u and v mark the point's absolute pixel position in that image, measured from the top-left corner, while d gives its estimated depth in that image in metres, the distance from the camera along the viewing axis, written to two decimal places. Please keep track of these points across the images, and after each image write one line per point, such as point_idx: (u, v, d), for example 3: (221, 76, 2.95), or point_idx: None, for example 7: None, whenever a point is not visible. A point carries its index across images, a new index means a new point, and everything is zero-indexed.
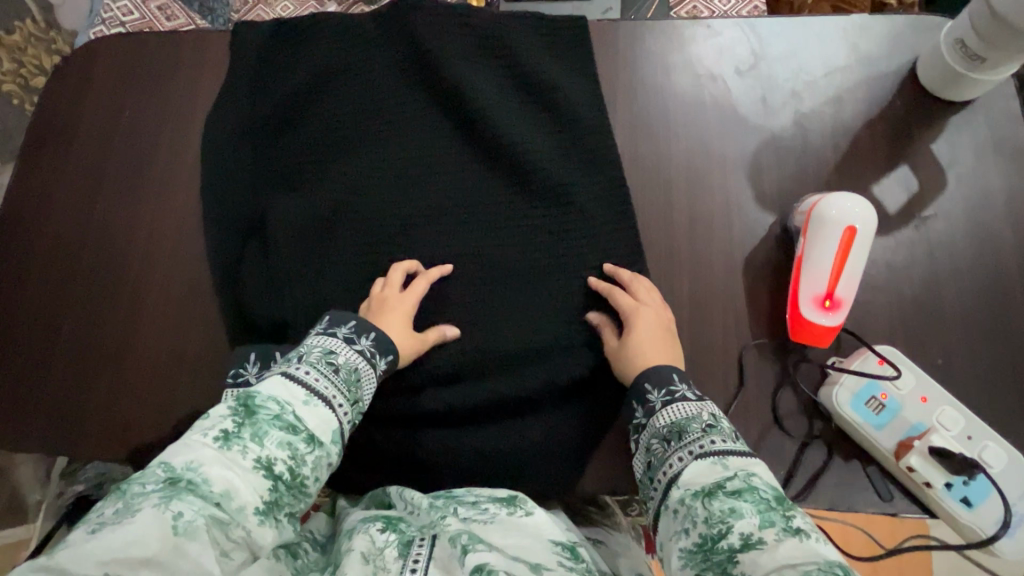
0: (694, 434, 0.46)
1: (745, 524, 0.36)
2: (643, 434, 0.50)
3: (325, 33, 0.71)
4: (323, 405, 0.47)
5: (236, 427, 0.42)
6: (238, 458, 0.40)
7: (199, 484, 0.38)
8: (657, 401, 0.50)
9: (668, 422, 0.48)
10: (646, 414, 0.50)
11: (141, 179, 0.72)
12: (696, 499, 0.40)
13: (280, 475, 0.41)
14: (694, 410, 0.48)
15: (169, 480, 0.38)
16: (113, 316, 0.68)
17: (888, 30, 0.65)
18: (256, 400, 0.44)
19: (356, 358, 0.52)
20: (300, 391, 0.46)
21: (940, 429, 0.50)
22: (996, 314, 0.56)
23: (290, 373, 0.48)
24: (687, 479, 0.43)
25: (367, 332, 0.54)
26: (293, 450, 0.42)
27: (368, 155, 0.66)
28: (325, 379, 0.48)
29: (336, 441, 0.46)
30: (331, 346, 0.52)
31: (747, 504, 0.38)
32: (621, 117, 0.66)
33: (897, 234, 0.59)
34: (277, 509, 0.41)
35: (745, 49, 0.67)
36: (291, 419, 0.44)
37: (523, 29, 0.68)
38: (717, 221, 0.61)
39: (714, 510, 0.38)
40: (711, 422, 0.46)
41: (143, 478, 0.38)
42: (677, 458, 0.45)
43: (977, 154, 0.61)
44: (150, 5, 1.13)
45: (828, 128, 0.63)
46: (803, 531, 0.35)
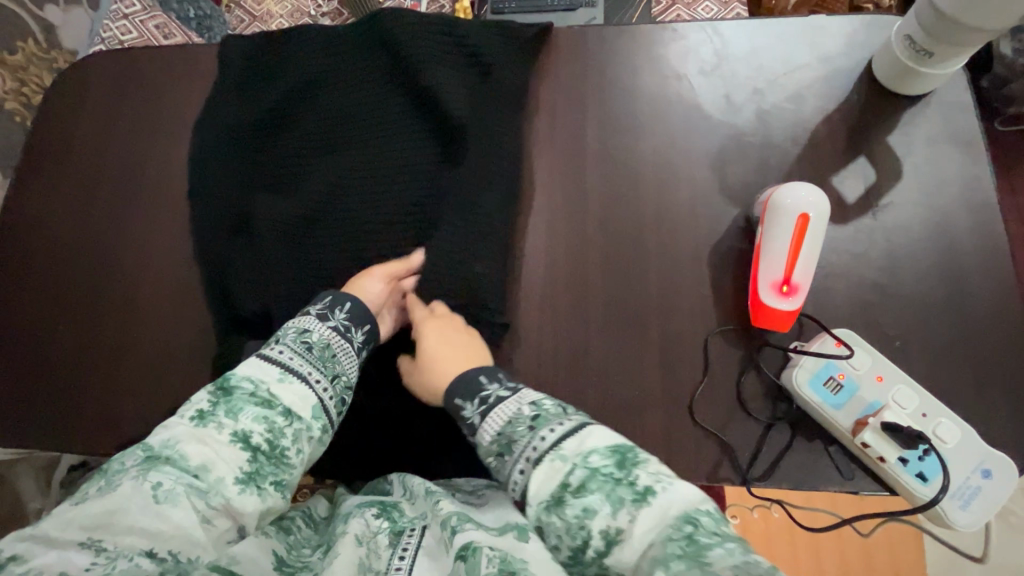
0: (523, 439, 0.48)
1: (600, 521, 0.41)
2: (479, 452, 0.51)
3: (309, 42, 0.75)
4: (298, 381, 0.50)
5: (211, 406, 0.46)
6: (213, 432, 0.44)
7: (176, 458, 0.42)
8: (476, 416, 0.52)
9: (496, 436, 0.50)
10: (473, 432, 0.52)
11: (134, 186, 0.75)
12: (551, 513, 0.43)
13: (259, 446, 0.45)
14: (515, 411, 0.50)
15: (147, 456, 0.42)
16: (108, 319, 0.70)
17: (844, 30, 0.68)
18: (232, 381, 0.48)
19: (330, 334, 0.55)
20: (274, 369, 0.50)
21: (894, 406, 0.52)
22: (952, 297, 0.58)
23: (266, 354, 0.52)
24: (535, 491, 0.45)
25: (341, 305, 0.57)
26: (269, 423, 0.46)
27: (348, 155, 0.69)
28: (298, 357, 0.52)
29: (317, 415, 0.50)
30: (305, 326, 0.55)
31: (595, 496, 0.42)
32: (591, 117, 0.69)
33: (856, 223, 0.61)
34: (259, 478, 0.44)
35: (708, 50, 0.70)
36: (266, 395, 0.48)
37: (491, 34, 0.71)
38: (683, 214, 0.64)
39: (569, 518, 0.42)
40: (532, 417, 0.49)
41: (122, 458, 0.42)
42: (518, 472, 0.47)
43: (930, 145, 0.63)
44: (148, 25, 1.18)
45: (789, 124, 0.66)
46: (646, 495, 0.41)
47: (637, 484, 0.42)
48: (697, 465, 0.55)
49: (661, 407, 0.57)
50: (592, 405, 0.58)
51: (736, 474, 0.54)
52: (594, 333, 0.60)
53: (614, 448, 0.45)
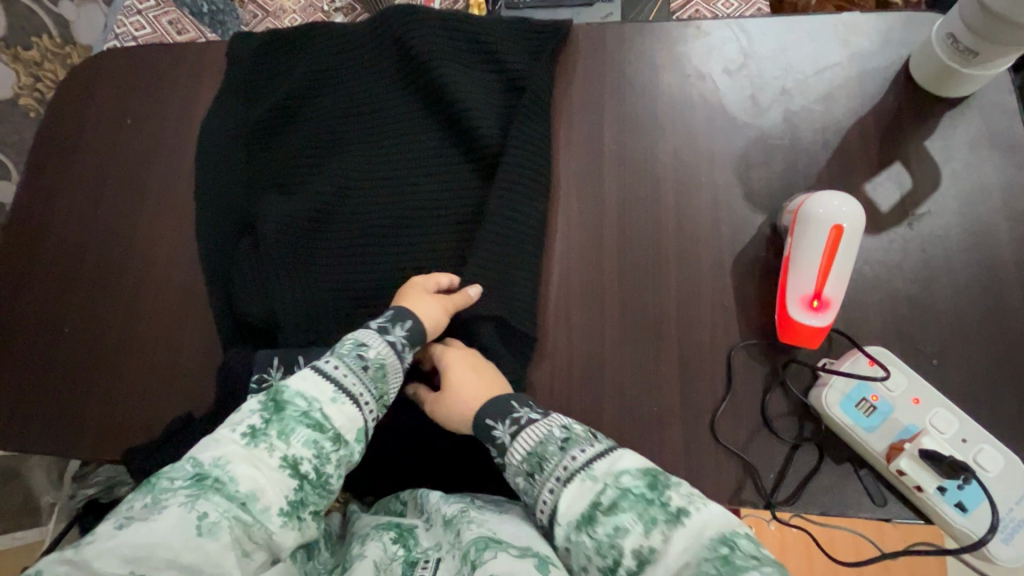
0: (553, 459, 0.47)
1: (633, 539, 0.40)
2: (507, 468, 0.50)
3: (320, 37, 0.73)
4: (350, 404, 0.48)
5: (263, 424, 0.45)
6: (264, 455, 0.43)
7: (225, 484, 0.41)
8: (504, 436, 0.50)
9: (524, 455, 0.49)
10: (501, 453, 0.51)
11: (141, 186, 0.74)
12: (581, 532, 0.43)
13: (306, 474, 0.44)
14: (545, 432, 0.49)
15: (196, 477, 0.41)
16: (113, 322, 0.69)
17: (879, 27, 0.64)
18: (285, 395, 0.47)
19: (386, 351, 0.52)
20: (329, 388, 0.48)
21: (932, 431, 0.49)
22: (995, 312, 0.54)
23: (320, 367, 0.49)
24: (564, 510, 0.44)
25: (402, 322, 0.54)
26: (318, 449, 0.45)
27: (357, 155, 0.68)
28: (353, 375, 0.49)
29: (361, 440, 0.48)
30: (363, 339, 0.53)
31: (626, 514, 0.41)
32: (610, 117, 0.66)
33: (890, 232, 0.58)
34: (302, 508, 0.43)
35: (734, 49, 0.67)
36: (318, 417, 0.46)
37: (506, 33, 0.69)
38: (705, 221, 0.61)
39: (601, 537, 0.41)
40: (563, 437, 0.48)
41: (171, 474, 0.41)
42: (547, 491, 0.46)
43: (972, 149, 0.59)
44: (161, 20, 1.19)
45: (819, 126, 0.62)
46: (681, 514, 0.40)
47: (671, 502, 0.41)
48: (718, 486, 0.52)
49: (680, 424, 0.54)
50: (608, 420, 0.55)
51: (760, 496, 0.51)
52: (610, 345, 0.58)
53: (646, 468, 0.44)
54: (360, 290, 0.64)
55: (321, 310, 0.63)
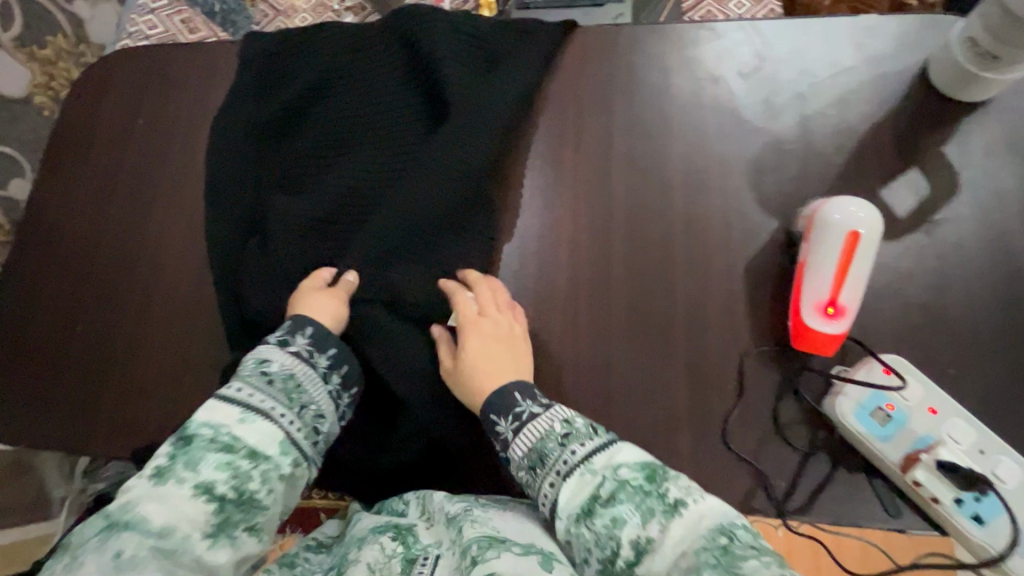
0: (554, 453, 0.48)
1: (631, 530, 0.40)
2: (511, 466, 0.51)
3: (326, 38, 0.73)
4: (261, 419, 0.48)
5: (169, 460, 0.44)
6: (173, 489, 0.42)
7: (136, 523, 0.39)
8: (508, 431, 0.51)
9: (526, 449, 0.49)
10: (504, 447, 0.51)
11: (153, 186, 0.74)
12: (581, 524, 0.43)
13: (225, 495, 0.43)
14: (547, 427, 0.49)
15: (106, 525, 0.39)
16: (124, 321, 0.69)
17: (896, 30, 0.64)
18: (190, 428, 0.46)
19: (291, 362, 0.53)
20: (234, 410, 0.48)
21: (948, 442, 0.48)
22: (1013, 321, 0.53)
23: (224, 394, 0.49)
24: (564, 503, 0.45)
25: (302, 330, 0.55)
26: (233, 470, 0.44)
27: (365, 154, 0.67)
28: (260, 392, 0.50)
29: (285, 452, 0.48)
30: (264, 355, 0.53)
31: (624, 506, 0.42)
32: (622, 120, 0.66)
33: (906, 238, 0.57)
34: (229, 527, 0.42)
35: (747, 52, 0.66)
36: (227, 438, 0.46)
37: (509, 37, 0.69)
38: (717, 226, 0.60)
39: (598, 530, 0.41)
40: (563, 431, 0.48)
41: (80, 531, 0.39)
42: (547, 484, 0.47)
43: (990, 155, 0.58)
44: (173, 19, 1.20)
45: (833, 130, 0.61)
46: (678, 505, 0.40)
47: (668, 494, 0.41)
48: (728, 494, 0.52)
49: (690, 430, 0.54)
50: (617, 426, 0.55)
51: (770, 505, 0.51)
52: (620, 350, 0.57)
53: (644, 464, 0.45)
54: None
55: None
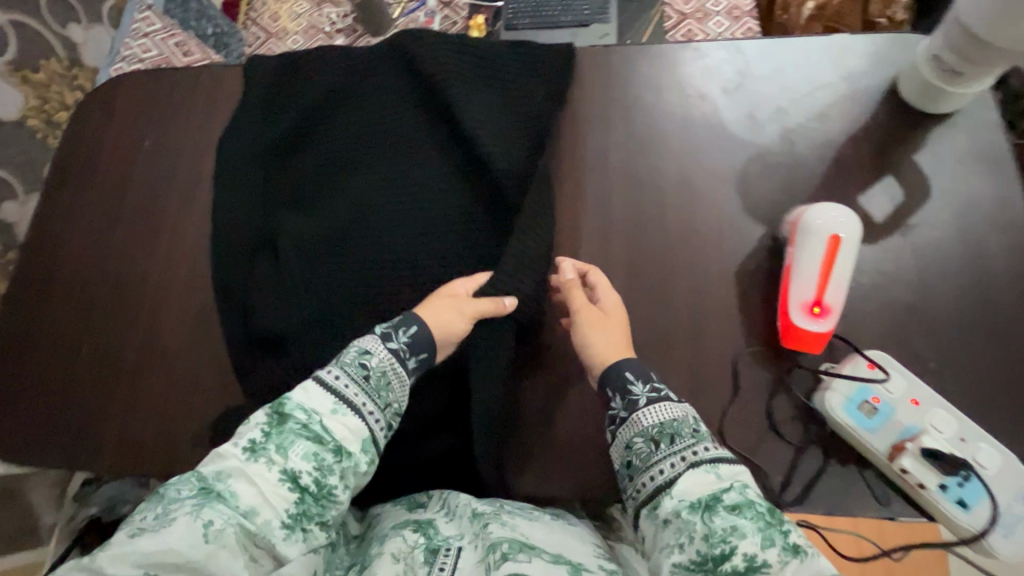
0: (685, 440, 0.47)
1: (749, 545, 0.39)
2: (626, 431, 0.50)
3: (329, 61, 0.76)
4: (352, 415, 0.49)
5: (264, 437, 0.46)
6: (263, 470, 0.44)
7: (228, 497, 0.42)
8: (640, 396, 0.51)
9: (654, 422, 0.49)
10: (627, 408, 0.51)
11: (159, 206, 0.76)
12: (695, 513, 0.43)
13: (307, 487, 0.45)
14: (677, 413, 0.49)
15: (202, 488, 0.42)
16: (132, 339, 0.70)
17: (869, 49, 0.68)
18: (288, 408, 0.48)
19: (389, 359, 0.54)
20: (328, 399, 0.49)
21: (932, 431, 0.51)
22: (985, 317, 0.57)
23: (322, 378, 0.51)
24: (683, 488, 0.45)
25: (406, 327, 0.55)
26: (318, 462, 0.45)
27: (371, 173, 0.70)
28: (354, 385, 0.51)
29: (366, 450, 0.49)
30: (366, 347, 0.54)
31: (747, 522, 0.41)
32: (616, 135, 0.69)
33: (885, 241, 0.61)
34: (306, 520, 0.44)
35: (732, 70, 0.70)
36: (318, 429, 0.47)
37: (510, 59, 0.71)
38: (709, 234, 0.63)
39: (715, 527, 0.41)
40: (696, 428, 0.48)
41: (178, 485, 0.43)
42: (668, 464, 0.46)
43: (959, 163, 0.63)
44: (168, 42, 1.21)
45: (814, 141, 0.65)
46: (801, 550, 0.39)
47: (792, 534, 0.40)
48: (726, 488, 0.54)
49: None
50: None
51: (770, 498, 0.53)
52: None
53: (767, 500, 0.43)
54: (380, 304, 0.65)
55: (334, 331, 0.64)
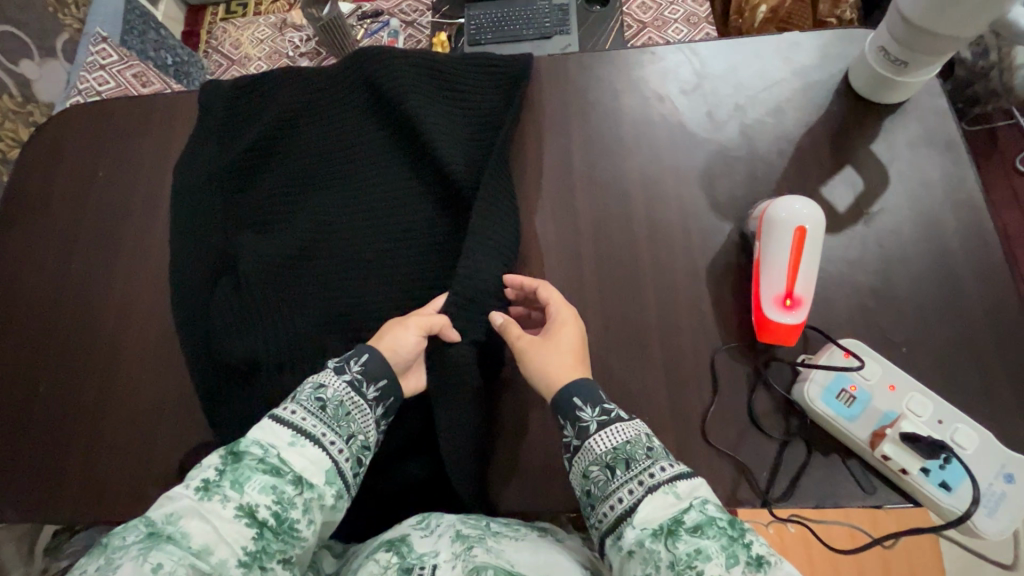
0: (641, 462, 0.46)
1: (715, 568, 0.38)
2: (582, 461, 0.49)
3: (287, 81, 0.75)
4: (311, 446, 0.47)
5: (217, 475, 0.43)
6: (217, 507, 0.41)
7: (178, 538, 0.39)
8: (590, 421, 0.50)
9: (607, 449, 0.48)
10: (579, 435, 0.50)
11: (114, 239, 0.73)
12: (658, 541, 0.41)
13: (265, 521, 0.42)
14: (631, 434, 0.48)
15: (149, 531, 0.39)
16: (90, 379, 0.67)
17: (818, 45, 0.70)
18: (242, 445, 0.45)
19: (345, 390, 0.52)
20: (285, 433, 0.47)
21: (910, 415, 0.51)
22: (951, 298, 0.58)
23: (279, 415, 0.48)
24: (643, 516, 0.43)
25: (358, 358, 0.54)
26: (278, 495, 0.43)
27: (333, 192, 0.69)
28: (312, 417, 0.49)
29: (331, 481, 0.47)
30: (321, 380, 0.52)
31: (711, 542, 0.40)
32: (578, 140, 0.69)
33: (848, 230, 0.61)
34: (265, 557, 0.41)
35: (687, 71, 0.71)
36: (276, 461, 0.45)
37: (470, 71, 0.71)
38: (677, 233, 0.63)
39: (680, 553, 0.40)
40: (650, 446, 0.47)
41: (123, 532, 0.38)
42: (627, 491, 0.45)
43: (913, 149, 0.64)
44: (125, 73, 1.17)
45: (772, 136, 0.66)
46: (765, 562, 0.38)
47: (754, 546, 0.40)
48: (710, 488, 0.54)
49: (673, 430, 0.55)
50: None
51: (756, 495, 0.52)
52: (599, 358, 0.59)
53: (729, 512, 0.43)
54: (348, 324, 0.63)
55: (303, 354, 0.62)
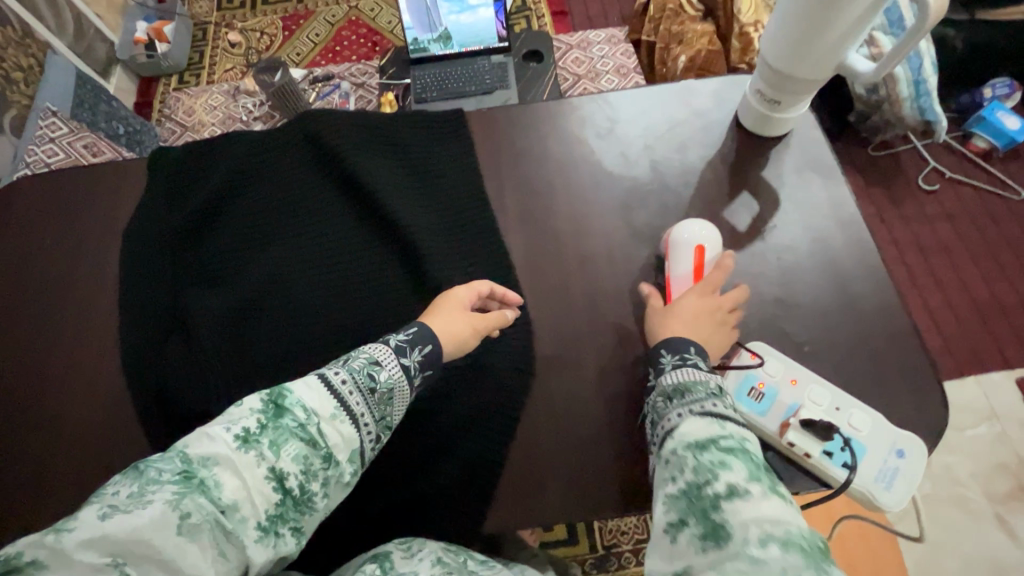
0: (698, 395, 0.52)
1: (732, 478, 0.44)
2: (653, 393, 0.56)
3: (235, 142, 0.80)
4: (348, 422, 0.48)
5: (258, 429, 0.45)
6: (252, 464, 0.43)
7: (211, 487, 0.41)
8: (667, 363, 0.56)
9: (675, 382, 0.54)
10: (656, 374, 0.57)
11: (62, 301, 0.74)
12: (691, 449, 0.48)
13: (291, 489, 0.44)
14: (697, 375, 0.54)
15: (183, 474, 0.40)
16: (32, 443, 0.66)
17: (712, 89, 0.80)
18: (287, 401, 0.47)
19: (398, 373, 0.54)
20: (330, 403, 0.48)
21: (811, 404, 0.58)
22: (843, 300, 0.66)
23: (325, 377, 0.50)
24: (684, 429, 0.49)
25: (421, 346, 0.56)
26: (306, 465, 0.45)
27: (282, 243, 0.73)
28: (358, 394, 0.50)
29: (353, 460, 0.48)
30: (376, 357, 0.54)
31: (737, 462, 0.45)
32: (509, 182, 0.76)
33: (750, 247, 0.69)
34: (280, 522, 0.43)
35: (602, 117, 0.80)
36: (314, 432, 0.46)
37: (408, 129, 0.79)
38: (601, 260, 0.70)
39: (705, 461, 0.46)
40: (715, 388, 0.53)
41: (159, 465, 0.41)
42: (676, 413, 0.51)
43: (798, 174, 0.73)
44: (75, 144, 1.20)
45: (678, 170, 0.75)
46: (783, 493, 0.43)
47: (779, 483, 0.44)
48: (646, 492, 0.58)
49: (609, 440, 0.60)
50: (546, 447, 0.61)
51: None
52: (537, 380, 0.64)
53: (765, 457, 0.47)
54: (298, 367, 0.66)
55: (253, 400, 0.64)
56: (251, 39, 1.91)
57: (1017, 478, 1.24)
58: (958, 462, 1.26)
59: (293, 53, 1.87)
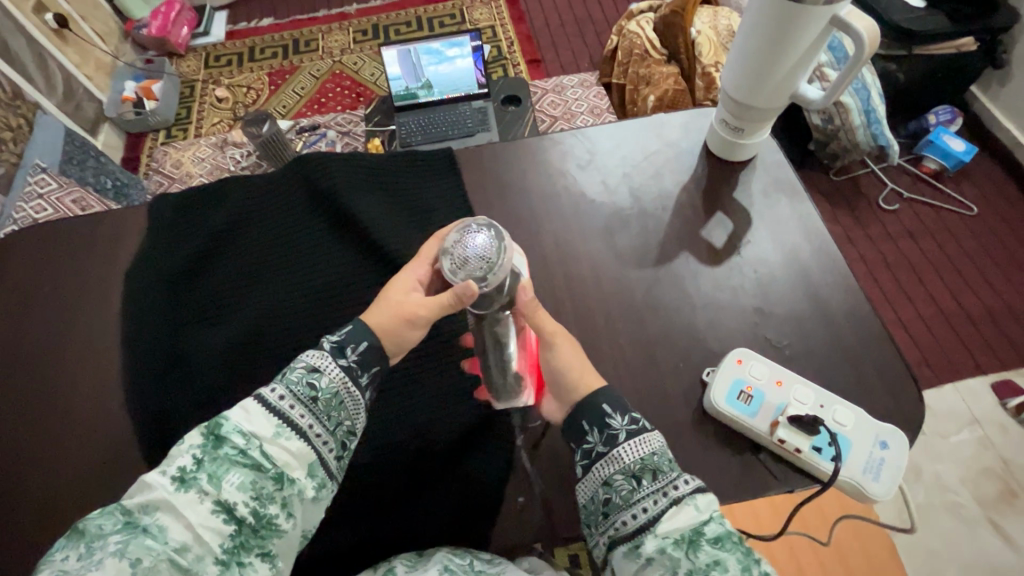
0: (666, 475, 0.50)
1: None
2: (606, 468, 0.52)
3: (233, 187, 0.83)
4: (295, 437, 0.49)
5: (193, 466, 0.45)
6: (194, 501, 0.44)
7: (156, 531, 0.42)
8: (620, 430, 0.53)
9: (635, 459, 0.51)
10: (607, 444, 0.53)
11: (59, 347, 0.75)
12: (680, 548, 0.47)
13: (243, 518, 0.45)
14: (652, 447, 0.52)
15: (127, 522, 0.42)
16: (26, 491, 0.65)
17: (681, 122, 0.87)
18: (223, 430, 0.47)
19: (340, 377, 0.53)
20: (270, 424, 0.49)
21: (797, 403, 0.61)
22: (817, 307, 0.70)
23: (263, 397, 0.50)
24: (664, 524, 0.48)
25: (355, 343, 0.55)
26: (255, 491, 0.46)
27: (281, 279, 0.75)
28: (300, 407, 0.51)
29: (311, 473, 0.49)
30: (315, 363, 0.53)
31: (729, 554, 0.45)
32: (498, 213, 0.80)
33: (727, 262, 0.74)
34: (245, 551, 0.44)
35: (582, 151, 0.86)
36: (257, 457, 0.47)
37: (399, 168, 0.84)
38: (590, 281, 0.74)
39: (701, 561, 0.45)
40: (671, 460, 0.52)
41: (99, 520, 0.42)
42: (649, 501, 0.49)
43: (765, 194, 0.80)
44: (64, 198, 1.23)
45: (655, 195, 0.80)
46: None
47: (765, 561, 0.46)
48: None
49: None
50: (549, 463, 0.63)
51: None
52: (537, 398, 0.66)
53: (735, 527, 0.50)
54: None
55: None
56: (238, 94, 1.99)
57: (1003, 481, 1.27)
58: (947, 468, 1.29)
59: (280, 106, 1.95)
